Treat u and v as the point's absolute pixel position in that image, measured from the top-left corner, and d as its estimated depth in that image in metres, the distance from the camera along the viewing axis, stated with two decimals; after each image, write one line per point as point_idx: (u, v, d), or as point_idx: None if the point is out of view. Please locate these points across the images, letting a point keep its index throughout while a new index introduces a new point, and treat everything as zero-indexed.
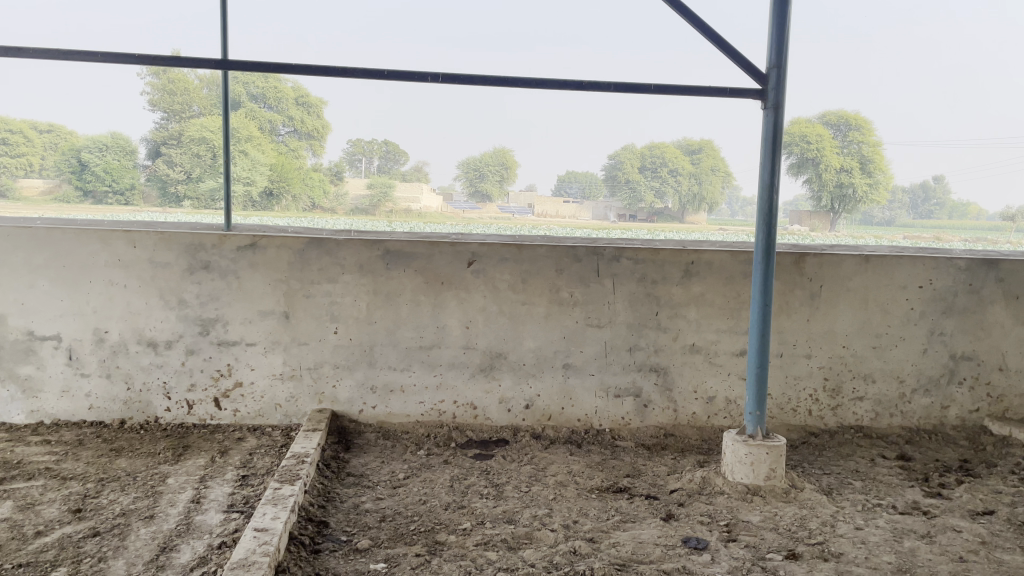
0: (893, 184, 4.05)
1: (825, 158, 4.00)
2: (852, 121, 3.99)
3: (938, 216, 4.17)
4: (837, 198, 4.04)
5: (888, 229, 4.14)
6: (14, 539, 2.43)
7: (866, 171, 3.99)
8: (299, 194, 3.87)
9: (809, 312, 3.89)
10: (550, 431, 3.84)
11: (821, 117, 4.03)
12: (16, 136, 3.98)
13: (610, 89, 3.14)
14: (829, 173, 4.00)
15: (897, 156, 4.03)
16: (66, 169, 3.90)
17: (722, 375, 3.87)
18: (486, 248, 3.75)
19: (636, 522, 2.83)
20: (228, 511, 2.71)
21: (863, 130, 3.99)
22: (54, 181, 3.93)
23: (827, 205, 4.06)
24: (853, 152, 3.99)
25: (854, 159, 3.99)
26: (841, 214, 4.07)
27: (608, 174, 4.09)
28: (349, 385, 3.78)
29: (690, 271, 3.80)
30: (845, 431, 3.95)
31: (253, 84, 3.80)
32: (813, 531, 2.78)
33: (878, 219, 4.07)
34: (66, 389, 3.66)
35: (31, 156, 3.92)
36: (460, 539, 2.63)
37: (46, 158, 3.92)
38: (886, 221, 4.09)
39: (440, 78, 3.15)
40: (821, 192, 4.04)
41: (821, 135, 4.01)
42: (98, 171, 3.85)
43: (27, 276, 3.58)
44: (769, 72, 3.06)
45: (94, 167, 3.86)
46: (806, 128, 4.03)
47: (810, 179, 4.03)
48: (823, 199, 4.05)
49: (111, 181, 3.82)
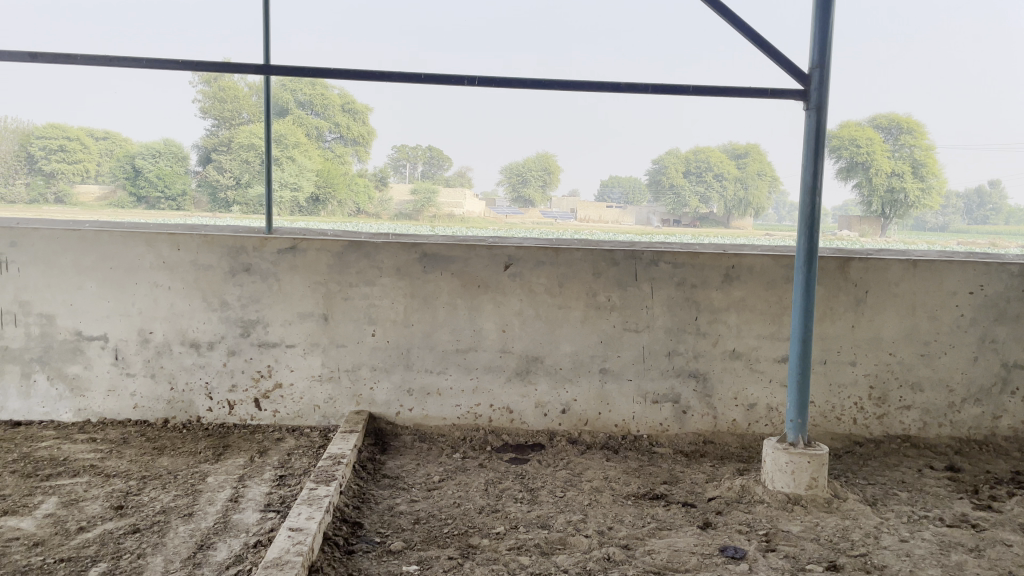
0: (947, 189, 3.95)
1: (877, 163, 3.88)
2: (903, 124, 3.86)
3: (994, 222, 4.09)
4: (888, 203, 3.93)
5: (942, 234, 4.03)
6: (57, 534, 2.49)
7: (918, 175, 3.90)
8: (345, 199, 3.94)
9: (854, 318, 3.80)
10: (587, 437, 3.81)
11: (872, 120, 3.88)
12: (70, 141, 3.92)
13: (648, 91, 3.19)
14: (880, 178, 3.90)
15: (951, 161, 3.92)
16: (121, 176, 3.94)
17: (763, 382, 3.80)
18: (522, 252, 3.74)
19: (672, 530, 2.78)
20: (265, 510, 2.74)
21: (915, 133, 3.87)
22: (110, 188, 3.95)
23: (878, 209, 3.96)
24: (904, 156, 3.88)
25: (906, 163, 3.88)
26: (892, 219, 3.97)
27: (652, 178, 3.99)
28: (386, 387, 3.80)
29: (731, 276, 3.74)
30: (891, 441, 3.85)
31: (301, 91, 3.91)
32: (856, 543, 2.70)
33: (931, 224, 3.97)
34: (112, 388, 3.74)
35: (87, 163, 3.90)
36: (493, 543, 2.62)
37: (101, 164, 3.91)
38: (939, 226, 3.99)
39: (476, 82, 3.26)
40: (872, 197, 3.94)
41: (872, 138, 3.87)
42: (151, 177, 3.93)
43: (75, 278, 3.68)
44: (811, 72, 3.00)
45: (148, 173, 3.94)
46: (856, 131, 3.87)
47: (860, 184, 3.92)
48: (874, 204, 3.95)
49: (163, 188, 3.94)
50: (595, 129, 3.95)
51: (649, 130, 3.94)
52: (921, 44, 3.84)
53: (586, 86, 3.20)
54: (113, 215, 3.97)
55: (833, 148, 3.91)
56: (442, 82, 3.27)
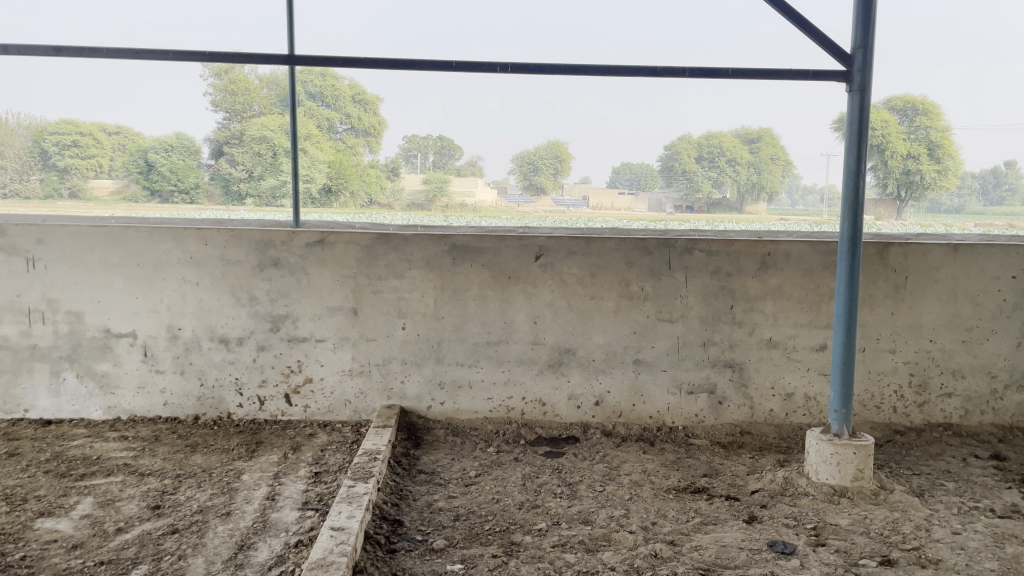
0: (962, 171, 3.87)
1: (891, 145, 3.79)
2: (919, 105, 3.77)
3: (1010, 202, 4.01)
4: (904, 185, 3.83)
5: (958, 217, 3.94)
6: (95, 535, 2.46)
7: (934, 157, 3.81)
8: (357, 190, 3.83)
9: (893, 305, 3.71)
10: (621, 429, 3.75)
11: (886, 101, 3.78)
12: (86, 138, 4.07)
13: (686, 74, 3.09)
14: (896, 160, 3.81)
15: (966, 141, 3.85)
16: (134, 170, 3.99)
17: (801, 371, 3.73)
18: (553, 242, 3.67)
19: (717, 524, 2.72)
20: (303, 509, 2.70)
21: (930, 114, 3.79)
22: (123, 182, 4.03)
23: (893, 192, 3.85)
24: (920, 138, 3.79)
25: (921, 145, 3.79)
26: (908, 202, 3.86)
27: (664, 165, 3.92)
28: (417, 381, 3.76)
29: (767, 263, 3.66)
30: (933, 429, 3.77)
31: (312, 83, 3.81)
32: (907, 536, 2.63)
33: (946, 206, 3.88)
34: (142, 385, 3.71)
35: (100, 157, 3.99)
36: (536, 540, 2.57)
37: (114, 159, 4.01)
38: (955, 208, 3.90)
39: (508, 68, 3.17)
40: (888, 179, 3.84)
41: (887, 120, 3.79)
42: (164, 171, 3.92)
43: (103, 275, 3.64)
44: (855, 52, 2.92)
45: (159, 167, 3.95)
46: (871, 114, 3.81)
47: (875, 166, 3.83)
48: (889, 186, 3.85)
49: (175, 181, 3.91)
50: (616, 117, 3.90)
51: (671, 115, 3.88)
52: (948, 26, 3.73)
53: (622, 71, 3.10)
54: (127, 210, 4.02)
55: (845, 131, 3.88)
56: (476, 70, 3.18)
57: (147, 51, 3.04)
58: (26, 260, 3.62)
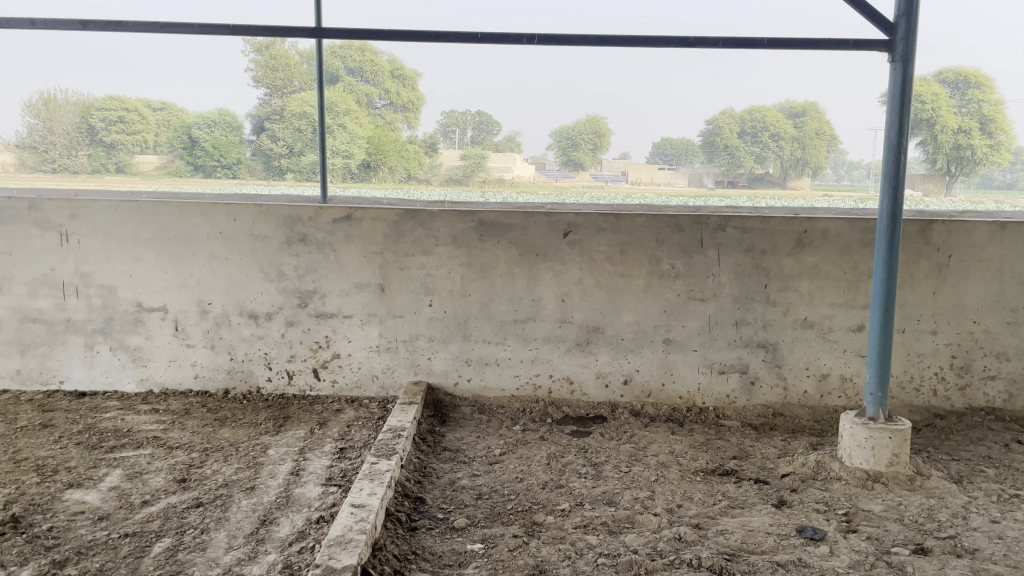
0: (1016, 146, 3.71)
1: (941, 119, 3.63)
2: (970, 78, 3.60)
3: None
4: (954, 160, 3.68)
5: (1010, 193, 3.77)
6: (122, 508, 2.49)
7: (986, 131, 3.65)
8: (395, 165, 3.84)
9: (935, 285, 3.58)
10: (650, 409, 3.69)
11: (936, 74, 3.62)
12: (131, 113, 3.82)
13: (718, 44, 3.01)
14: (945, 135, 3.65)
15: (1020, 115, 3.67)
16: (179, 145, 3.83)
17: (837, 352, 3.63)
18: (582, 218, 3.60)
19: (744, 508, 2.66)
20: (326, 484, 2.71)
21: (984, 87, 3.61)
22: (168, 157, 3.85)
23: (943, 167, 3.71)
24: (971, 112, 3.62)
25: (973, 119, 3.63)
26: (958, 177, 3.71)
27: (705, 140, 3.75)
28: (444, 358, 3.74)
29: (803, 241, 3.55)
30: (975, 414, 3.64)
31: (351, 58, 3.76)
32: (943, 524, 2.55)
33: (998, 182, 3.73)
34: (173, 359, 3.75)
35: (145, 133, 3.82)
36: (559, 520, 2.53)
37: (159, 134, 3.82)
38: (1007, 184, 3.75)
39: (536, 39, 3.11)
40: (936, 154, 3.69)
41: (937, 93, 3.62)
42: (206, 147, 3.82)
43: (134, 250, 3.67)
44: (897, 21, 2.80)
45: (204, 143, 3.83)
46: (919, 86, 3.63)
47: (924, 142, 3.68)
48: (939, 161, 3.70)
49: (218, 157, 3.82)
50: (652, 95, 3.74)
51: (708, 85, 3.70)
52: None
53: (653, 41, 3.06)
54: (171, 185, 3.87)
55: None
56: (502, 41, 3.13)
57: (172, 24, 3.05)
58: (60, 235, 3.66)
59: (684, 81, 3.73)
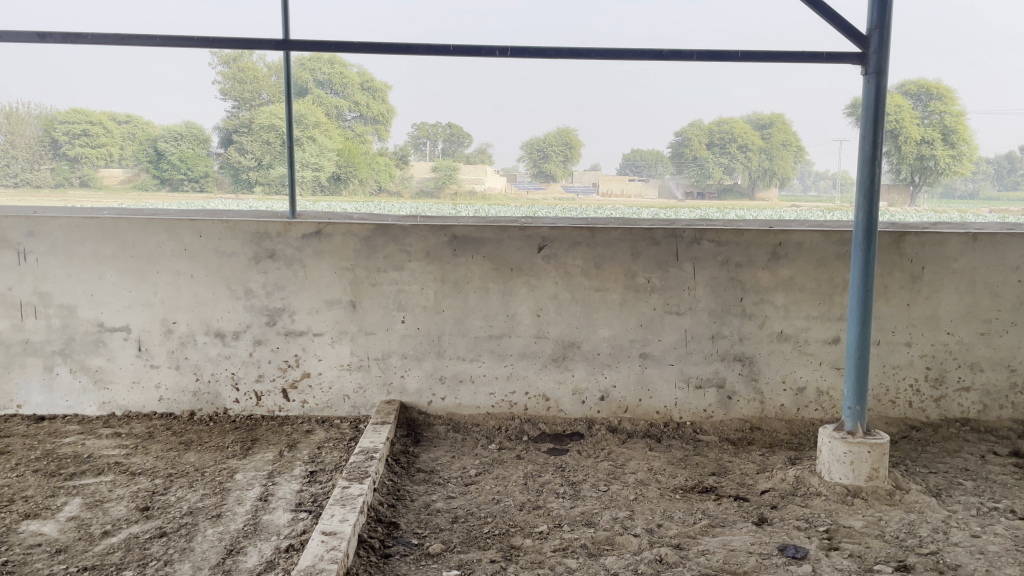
0: (978, 156, 3.71)
1: (905, 130, 3.64)
2: (932, 90, 3.61)
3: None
4: (917, 171, 3.68)
5: (972, 202, 3.80)
6: (81, 539, 2.38)
7: (949, 142, 3.65)
8: (366, 178, 3.71)
9: (909, 297, 3.59)
10: (627, 425, 3.65)
11: (900, 86, 3.63)
12: (94, 127, 3.61)
13: (693, 58, 3.02)
14: (909, 146, 3.66)
15: (982, 125, 3.67)
16: (144, 159, 3.61)
17: (813, 365, 3.61)
18: (557, 233, 3.56)
19: (725, 527, 2.62)
20: (296, 511, 2.62)
21: (945, 99, 3.62)
22: (133, 171, 3.63)
23: (906, 178, 3.70)
24: (934, 123, 3.63)
25: (936, 130, 3.63)
26: (922, 187, 3.70)
27: (674, 151, 3.70)
28: (418, 375, 3.66)
29: (778, 254, 3.54)
30: (950, 425, 3.64)
31: (320, 70, 3.63)
32: (924, 539, 2.52)
33: (960, 191, 3.73)
34: (136, 380, 3.63)
35: (110, 147, 3.58)
36: (537, 543, 2.47)
37: (124, 147, 3.61)
38: (969, 193, 3.76)
39: (509, 52, 3.07)
40: (900, 164, 3.68)
41: (900, 106, 3.63)
42: (174, 160, 3.62)
43: (95, 268, 3.56)
44: (870, 34, 2.79)
45: (170, 156, 3.63)
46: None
47: (888, 152, 3.68)
48: (902, 171, 3.69)
49: (186, 171, 3.63)
50: (620, 105, 3.69)
51: (686, 97, 3.67)
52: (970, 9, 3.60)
53: (628, 55, 3.04)
54: (136, 199, 3.69)
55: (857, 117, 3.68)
56: (474, 54, 3.08)
57: (134, 36, 2.97)
58: (17, 253, 3.54)
59: (655, 92, 3.68)
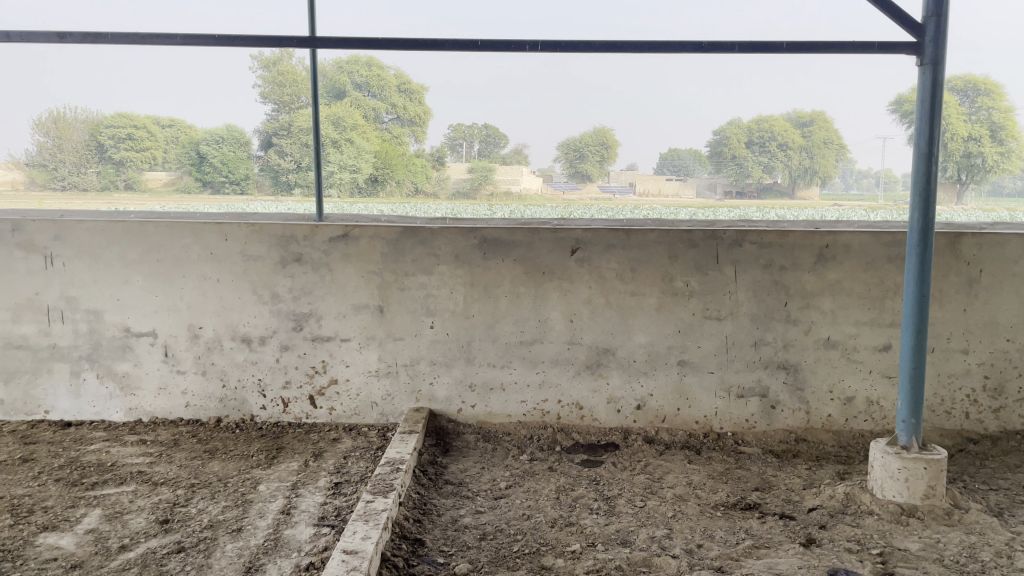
0: None
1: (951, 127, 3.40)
2: (980, 86, 3.39)
3: None
4: (965, 168, 3.44)
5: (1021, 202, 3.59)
6: (97, 554, 2.30)
7: (997, 139, 3.42)
8: (403, 179, 3.58)
9: (966, 301, 3.38)
10: (665, 435, 3.49)
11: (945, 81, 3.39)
12: (139, 132, 3.66)
13: (735, 49, 2.84)
14: (955, 142, 3.41)
15: None
16: (188, 162, 3.65)
17: (862, 373, 3.43)
18: (590, 235, 3.42)
19: (770, 548, 2.46)
20: (319, 525, 2.52)
21: (992, 95, 3.40)
22: (177, 174, 3.66)
23: (952, 175, 3.46)
24: (981, 119, 3.40)
25: (984, 126, 3.40)
26: (969, 185, 3.46)
27: (712, 150, 3.53)
28: (447, 383, 3.55)
29: (825, 256, 3.36)
30: (1011, 438, 3.42)
31: (357, 73, 3.49)
32: (987, 564, 2.34)
33: (1009, 190, 3.51)
34: (163, 387, 3.58)
35: (154, 150, 3.65)
36: (569, 564, 2.34)
37: (168, 151, 3.65)
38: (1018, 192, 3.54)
39: (540, 46, 2.90)
40: (946, 161, 3.45)
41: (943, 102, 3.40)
42: (216, 163, 3.62)
43: (122, 273, 3.51)
44: (926, 22, 2.62)
45: (212, 159, 3.62)
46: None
47: None
48: (948, 168, 3.45)
49: (227, 173, 3.63)
50: (656, 109, 3.51)
51: (724, 96, 3.48)
52: None
53: (663, 47, 2.84)
54: (179, 203, 3.69)
55: (901, 114, 3.41)
56: (503, 48, 2.92)
57: (155, 35, 2.87)
58: (44, 257, 3.50)
59: (681, 89, 3.49)
